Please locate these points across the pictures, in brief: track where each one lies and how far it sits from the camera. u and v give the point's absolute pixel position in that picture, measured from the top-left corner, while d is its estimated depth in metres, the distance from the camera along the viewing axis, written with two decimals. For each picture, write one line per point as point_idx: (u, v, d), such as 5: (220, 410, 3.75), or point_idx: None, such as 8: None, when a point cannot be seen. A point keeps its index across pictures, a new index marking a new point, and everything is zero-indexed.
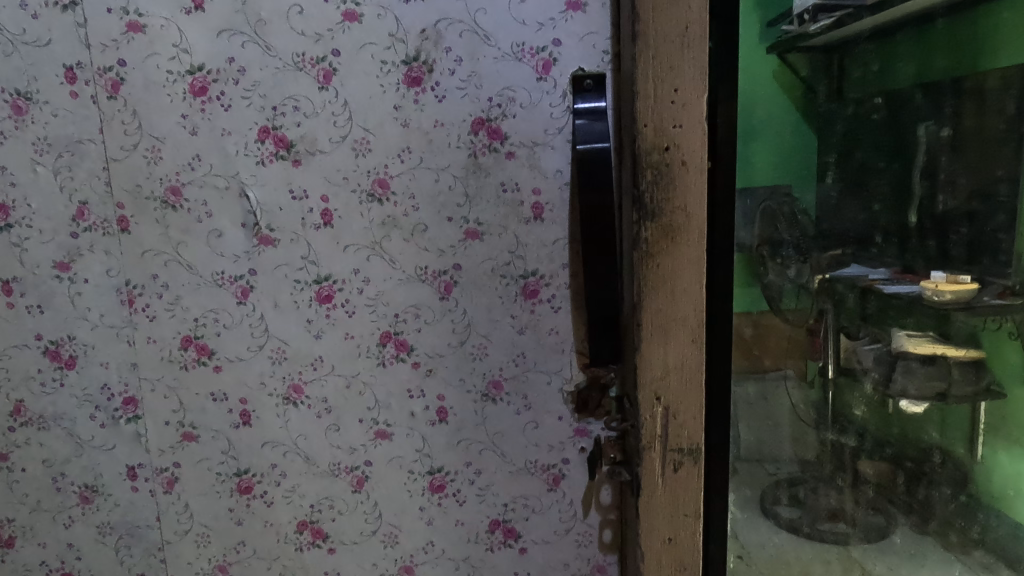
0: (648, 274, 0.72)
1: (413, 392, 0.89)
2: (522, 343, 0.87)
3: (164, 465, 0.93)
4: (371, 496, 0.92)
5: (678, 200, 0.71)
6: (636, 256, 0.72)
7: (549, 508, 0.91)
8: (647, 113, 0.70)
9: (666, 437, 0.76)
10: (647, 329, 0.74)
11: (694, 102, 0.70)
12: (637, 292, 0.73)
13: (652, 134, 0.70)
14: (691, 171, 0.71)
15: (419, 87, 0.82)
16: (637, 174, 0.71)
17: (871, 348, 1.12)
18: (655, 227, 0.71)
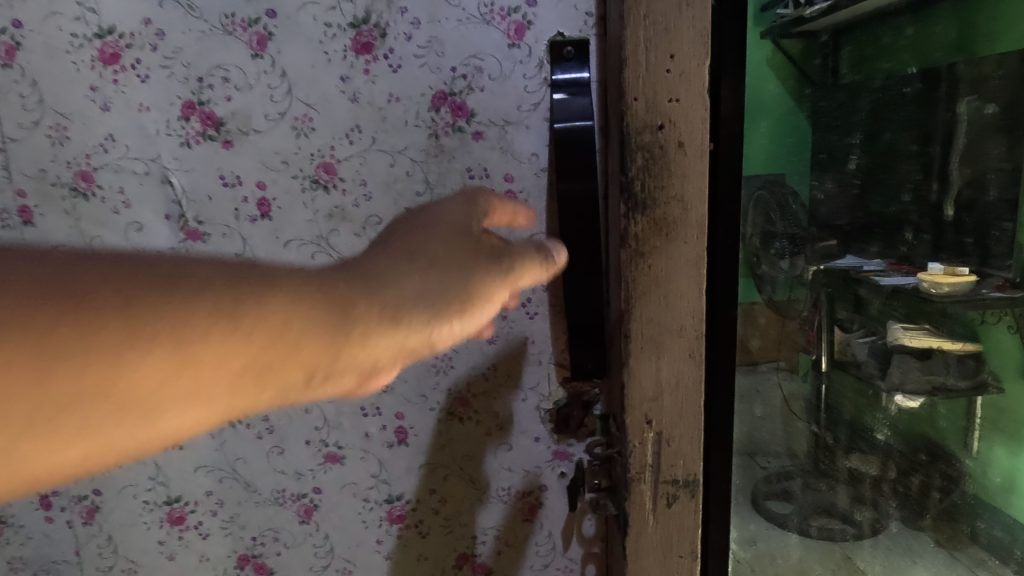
0: (637, 277, 0.61)
1: (368, 410, 0.77)
2: (493, 354, 0.75)
3: (83, 494, 0.80)
4: (321, 528, 0.81)
5: (675, 188, 0.59)
6: (624, 255, 0.60)
7: (524, 540, 0.80)
8: (638, 86, 0.58)
9: (659, 468, 0.65)
10: (637, 342, 0.62)
11: (694, 73, 0.58)
12: (626, 297, 0.61)
13: (645, 109, 0.58)
14: (690, 154, 0.59)
15: (369, 54, 0.69)
16: (626, 157, 0.59)
17: (865, 342, 0.98)
18: (648, 220, 0.59)
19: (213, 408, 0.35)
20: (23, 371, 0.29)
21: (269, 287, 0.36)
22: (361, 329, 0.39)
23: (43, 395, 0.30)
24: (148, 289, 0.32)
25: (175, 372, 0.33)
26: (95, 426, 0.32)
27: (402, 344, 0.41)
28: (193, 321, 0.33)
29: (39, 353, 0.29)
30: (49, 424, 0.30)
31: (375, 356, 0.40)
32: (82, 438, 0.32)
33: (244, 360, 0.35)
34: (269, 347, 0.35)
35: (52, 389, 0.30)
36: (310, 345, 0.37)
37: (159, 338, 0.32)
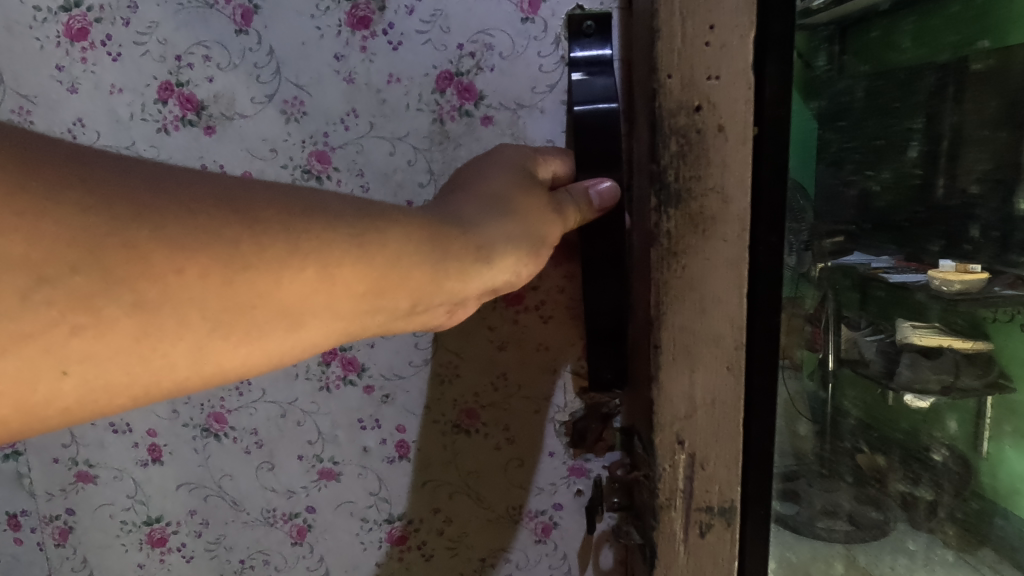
0: (671, 283, 0.52)
1: (366, 423, 0.71)
2: (503, 361, 0.69)
3: (55, 513, 0.74)
4: (315, 550, 0.74)
5: (713, 179, 0.50)
6: (654, 257, 0.52)
7: (536, 562, 0.73)
8: (674, 60, 0.49)
9: (691, 494, 0.57)
10: (669, 356, 0.54)
11: (735, 45, 0.48)
12: (656, 305, 0.53)
13: (681, 87, 0.49)
14: (732, 142, 0.49)
15: (367, 30, 0.62)
16: (658, 143, 0.50)
17: (937, 346, 0.76)
18: (682, 218, 0.50)
19: (341, 326, 0.35)
20: (207, 278, 0.29)
21: (387, 214, 0.36)
22: (461, 263, 0.39)
23: (220, 299, 0.29)
24: (287, 216, 0.32)
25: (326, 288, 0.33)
26: (256, 333, 0.31)
27: (491, 280, 0.42)
28: (335, 243, 0.33)
29: (218, 260, 0.29)
30: (229, 324, 0.30)
31: (469, 290, 0.41)
32: (244, 345, 0.31)
33: (373, 281, 0.34)
34: (394, 269, 0.35)
35: (228, 292, 0.29)
36: (425, 274, 0.37)
37: (305, 256, 0.31)
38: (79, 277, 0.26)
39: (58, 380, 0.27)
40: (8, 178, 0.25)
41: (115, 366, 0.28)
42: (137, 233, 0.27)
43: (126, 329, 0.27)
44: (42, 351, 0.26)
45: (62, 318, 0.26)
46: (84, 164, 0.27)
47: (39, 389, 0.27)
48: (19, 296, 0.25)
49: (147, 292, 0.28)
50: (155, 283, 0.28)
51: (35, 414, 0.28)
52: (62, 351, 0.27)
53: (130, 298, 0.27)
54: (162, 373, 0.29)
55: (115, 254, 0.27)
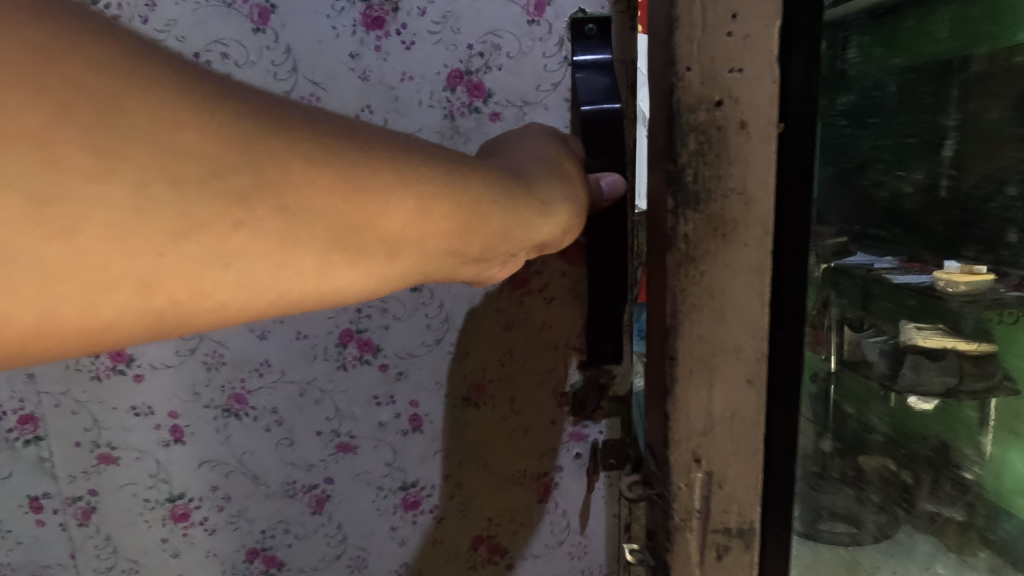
0: (691, 290, 0.43)
1: (381, 399, 0.76)
2: (509, 339, 0.74)
3: (78, 495, 0.76)
4: (334, 518, 0.79)
5: (739, 178, 0.41)
6: (671, 260, 0.43)
7: (539, 520, 0.81)
8: (692, 54, 0.40)
9: (707, 516, 0.47)
10: (686, 371, 0.44)
11: (765, 35, 0.40)
12: (671, 312, 0.43)
13: (702, 81, 0.40)
14: (761, 137, 0.40)
15: (381, 30, 0.66)
16: (679, 125, 0.41)
17: (874, 342, 0.89)
18: (702, 218, 0.42)
19: (428, 267, 0.36)
20: (333, 192, 0.30)
21: (470, 165, 0.37)
22: (528, 214, 0.41)
23: (340, 218, 0.31)
24: (398, 151, 0.34)
25: (425, 222, 0.34)
26: (364, 258, 0.32)
27: (549, 231, 0.43)
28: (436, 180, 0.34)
29: (341, 177, 0.31)
30: (344, 244, 0.31)
31: (531, 239, 0.42)
32: (357, 270, 0.32)
33: (459, 221, 0.36)
34: (479, 213, 0.37)
35: (348, 212, 0.31)
36: (500, 219, 0.38)
37: (410, 188, 0.33)
38: (238, 174, 0.28)
39: (215, 274, 0.28)
40: (183, 91, 0.27)
41: (261, 268, 0.29)
42: (280, 144, 0.29)
43: (270, 232, 0.29)
44: (200, 244, 0.27)
45: (218, 212, 0.27)
46: (226, 89, 0.29)
47: (204, 281, 0.28)
48: (194, 183, 0.26)
49: (287, 196, 0.29)
50: (294, 191, 0.29)
51: (184, 312, 0.29)
52: (224, 243, 0.28)
53: (280, 201, 0.29)
54: (291, 281, 0.30)
55: (264, 159, 0.28)
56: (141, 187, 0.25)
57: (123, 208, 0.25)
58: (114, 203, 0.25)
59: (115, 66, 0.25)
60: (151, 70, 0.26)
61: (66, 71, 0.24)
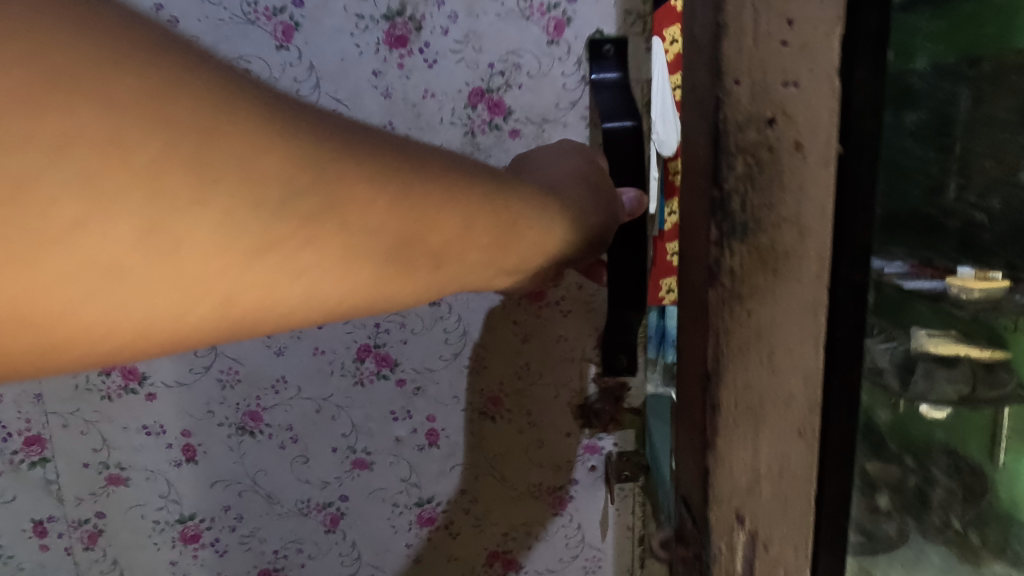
0: (741, 358, 0.27)
1: (398, 414, 0.76)
2: (526, 352, 0.75)
3: (85, 517, 0.75)
4: (348, 536, 0.78)
5: (793, 206, 0.25)
6: (708, 300, 0.27)
7: (554, 533, 0.81)
8: (738, 57, 0.24)
9: None
10: (730, 427, 0.28)
11: (826, 38, 0.24)
12: (712, 356, 0.27)
13: (753, 94, 0.24)
14: (820, 162, 0.25)
15: (404, 48, 0.67)
16: (718, 124, 0.25)
17: None
18: (749, 249, 0.26)
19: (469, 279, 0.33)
20: (392, 209, 0.27)
21: (503, 178, 0.33)
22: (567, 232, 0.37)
23: (396, 231, 0.28)
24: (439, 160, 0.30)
25: (470, 234, 0.31)
26: (410, 268, 0.29)
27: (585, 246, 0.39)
28: (477, 193, 0.31)
29: (400, 194, 0.27)
30: (396, 256, 0.28)
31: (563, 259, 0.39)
32: (407, 281, 0.30)
33: (499, 234, 0.32)
34: (518, 229, 0.33)
35: (402, 226, 0.28)
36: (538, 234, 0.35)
37: (455, 198, 0.30)
38: (306, 199, 0.25)
39: (284, 287, 0.26)
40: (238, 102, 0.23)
41: (328, 280, 0.27)
42: (342, 159, 0.26)
43: (336, 245, 0.26)
44: (264, 267, 0.25)
45: (286, 227, 0.25)
46: (275, 94, 0.25)
47: (276, 294, 0.26)
48: (270, 206, 0.24)
49: (347, 215, 0.26)
50: (357, 209, 0.26)
51: (254, 315, 0.27)
52: (291, 261, 0.26)
53: (341, 219, 0.26)
54: (345, 294, 0.28)
55: (332, 175, 0.25)
56: (203, 222, 0.23)
57: (176, 245, 0.23)
58: (175, 240, 0.23)
59: (152, 66, 0.22)
60: (199, 77, 0.22)
61: (89, 95, 0.21)
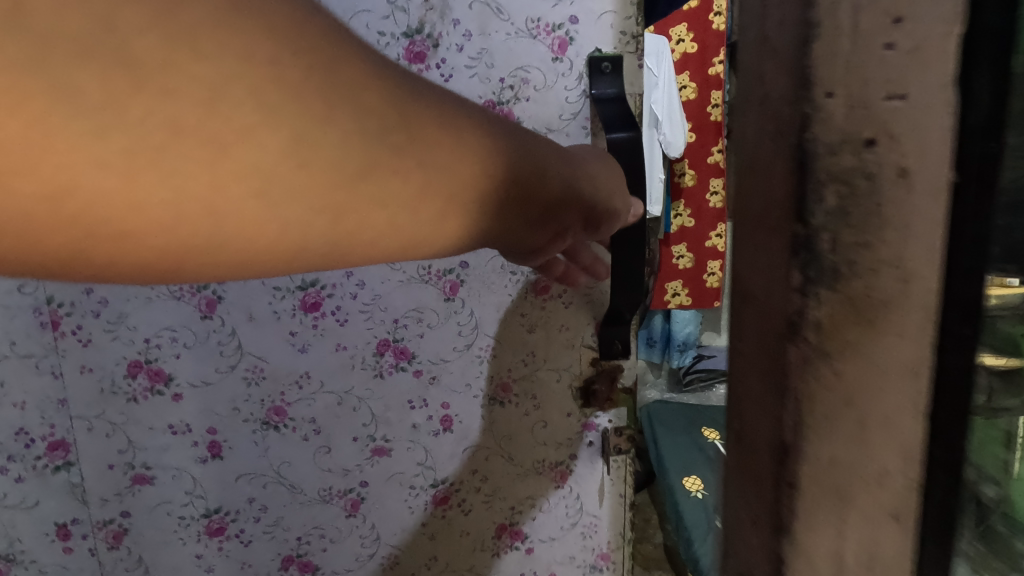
0: (822, 417, 0.21)
1: (415, 402, 0.81)
2: (532, 341, 0.82)
3: (109, 518, 0.76)
4: (367, 519, 0.84)
5: (897, 247, 0.19)
6: (787, 359, 0.21)
7: (556, 504, 0.89)
8: (835, 68, 0.19)
9: None
10: (810, 508, 0.22)
11: (942, 45, 0.18)
12: (789, 428, 0.22)
13: (850, 110, 0.19)
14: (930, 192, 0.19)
15: (422, 64, 0.72)
16: (803, 142, 0.19)
17: None
18: (843, 298, 0.20)
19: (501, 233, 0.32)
20: (450, 158, 0.26)
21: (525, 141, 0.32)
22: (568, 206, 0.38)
23: (453, 184, 0.26)
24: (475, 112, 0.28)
25: (450, 208, 0.26)
26: (463, 218, 0.28)
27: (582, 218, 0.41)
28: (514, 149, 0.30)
29: (453, 143, 0.26)
30: (449, 207, 0.27)
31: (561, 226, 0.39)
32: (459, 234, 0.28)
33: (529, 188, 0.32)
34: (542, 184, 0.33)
35: (460, 176, 0.26)
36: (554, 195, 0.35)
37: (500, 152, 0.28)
38: (385, 143, 0.23)
39: (366, 219, 0.24)
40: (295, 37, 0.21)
41: (396, 233, 0.25)
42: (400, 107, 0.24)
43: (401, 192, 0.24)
44: (348, 191, 0.23)
45: (362, 170, 0.23)
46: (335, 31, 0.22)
47: (354, 241, 0.24)
48: (342, 162, 0.22)
49: (413, 158, 0.24)
50: (420, 159, 0.25)
51: (328, 260, 0.24)
52: (376, 203, 0.24)
53: (412, 162, 0.24)
54: (408, 241, 0.26)
55: (394, 117, 0.24)
56: (284, 159, 0.21)
57: (241, 182, 0.20)
58: (250, 178, 0.20)
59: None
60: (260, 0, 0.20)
61: (169, 45, 0.18)
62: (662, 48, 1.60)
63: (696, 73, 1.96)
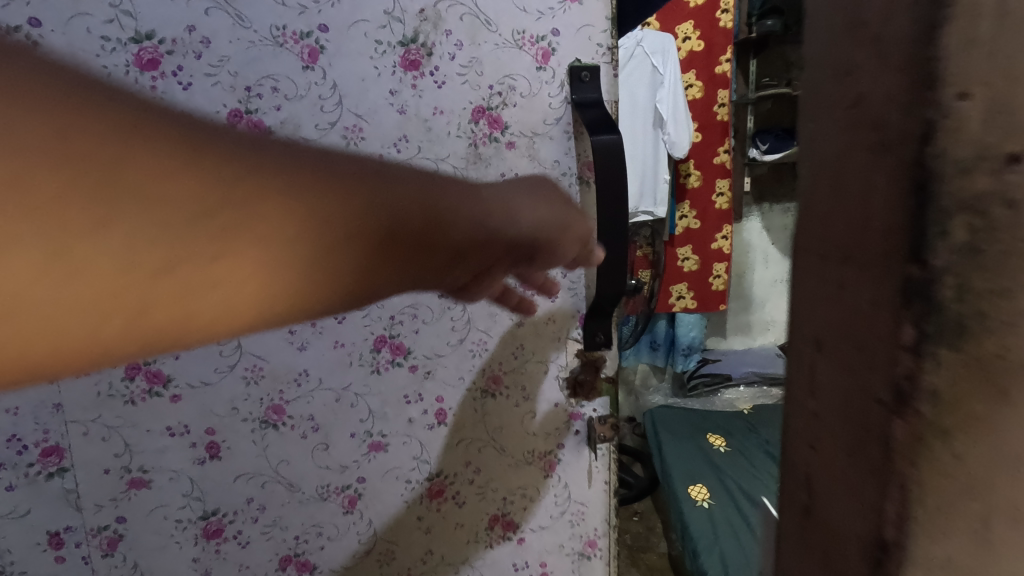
0: (940, 503, 0.19)
1: (411, 397, 0.84)
2: (521, 335, 0.85)
3: (104, 524, 0.76)
4: (364, 515, 0.85)
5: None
6: (894, 432, 0.19)
7: (546, 493, 0.92)
8: (971, 61, 0.16)
9: None
10: None
11: None
12: (896, 510, 0.20)
13: (989, 111, 0.16)
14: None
15: (417, 71, 0.76)
16: (925, 158, 0.17)
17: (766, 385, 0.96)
18: (967, 359, 0.18)
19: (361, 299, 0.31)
20: (265, 239, 0.25)
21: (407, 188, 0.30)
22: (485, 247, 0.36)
23: (279, 253, 0.26)
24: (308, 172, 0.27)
25: (262, 283, 0.26)
26: (297, 292, 0.28)
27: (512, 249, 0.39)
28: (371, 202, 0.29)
29: (273, 219, 0.25)
30: (244, 283, 0.26)
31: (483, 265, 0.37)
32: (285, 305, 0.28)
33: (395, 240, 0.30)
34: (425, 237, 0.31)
35: (280, 247, 0.26)
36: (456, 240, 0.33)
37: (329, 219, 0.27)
38: (194, 231, 0.24)
39: (181, 306, 0.24)
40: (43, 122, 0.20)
41: (205, 308, 0.25)
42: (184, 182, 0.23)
43: (175, 274, 0.24)
44: (141, 291, 0.23)
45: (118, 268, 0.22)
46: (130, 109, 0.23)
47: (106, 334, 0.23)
48: (101, 238, 0.22)
49: (216, 234, 0.24)
50: (205, 243, 0.24)
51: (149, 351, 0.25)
52: (177, 297, 0.24)
53: (252, 245, 0.25)
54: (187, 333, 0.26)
55: (185, 196, 0.23)
56: (38, 257, 0.21)
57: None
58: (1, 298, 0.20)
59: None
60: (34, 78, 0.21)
61: None
62: (667, 47, 1.92)
63: (701, 71, 2.12)
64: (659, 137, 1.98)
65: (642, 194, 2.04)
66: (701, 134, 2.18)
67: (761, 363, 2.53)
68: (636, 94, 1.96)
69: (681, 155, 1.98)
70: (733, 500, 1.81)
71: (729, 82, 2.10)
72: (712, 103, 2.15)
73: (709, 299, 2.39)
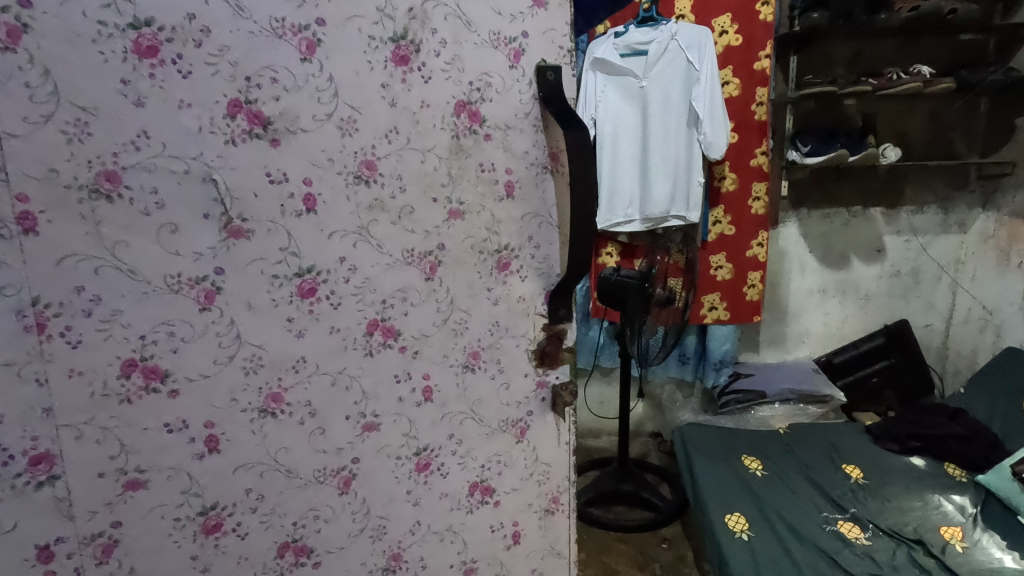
0: None
1: (400, 376, 0.88)
2: (497, 312, 0.92)
3: (99, 530, 0.74)
4: (359, 495, 0.89)
5: None
6: None
7: (517, 458, 1.00)
8: None
9: None
10: None
11: None
12: None
13: None
14: None
15: (406, 66, 0.79)
16: None
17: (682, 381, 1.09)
18: None
19: None
20: None
21: None
22: None
23: None
24: None
25: None
26: None
27: None
28: None
29: None
30: None
31: None
32: None
33: None
34: None
35: None
36: None
37: None
38: None
39: None
40: None
41: None
42: None
43: None
44: None
45: None
46: None
47: None
48: None
49: None
50: None
51: None
52: None
53: None
54: None
55: None
56: None
57: None
58: None
59: None
60: None
61: None
62: (702, 41, 2.11)
63: (740, 68, 2.21)
64: (693, 137, 2.19)
65: (670, 200, 2.24)
66: (737, 135, 2.28)
67: (794, 379, 2.54)
68: (667, 93, 2.18)
69: (715, 156, 2.14)
70: (776, 536, 1.82)
71: (764, 79, 2.21)
72: (748, 101, 2.25)
73: (743, 309, 2.46)
